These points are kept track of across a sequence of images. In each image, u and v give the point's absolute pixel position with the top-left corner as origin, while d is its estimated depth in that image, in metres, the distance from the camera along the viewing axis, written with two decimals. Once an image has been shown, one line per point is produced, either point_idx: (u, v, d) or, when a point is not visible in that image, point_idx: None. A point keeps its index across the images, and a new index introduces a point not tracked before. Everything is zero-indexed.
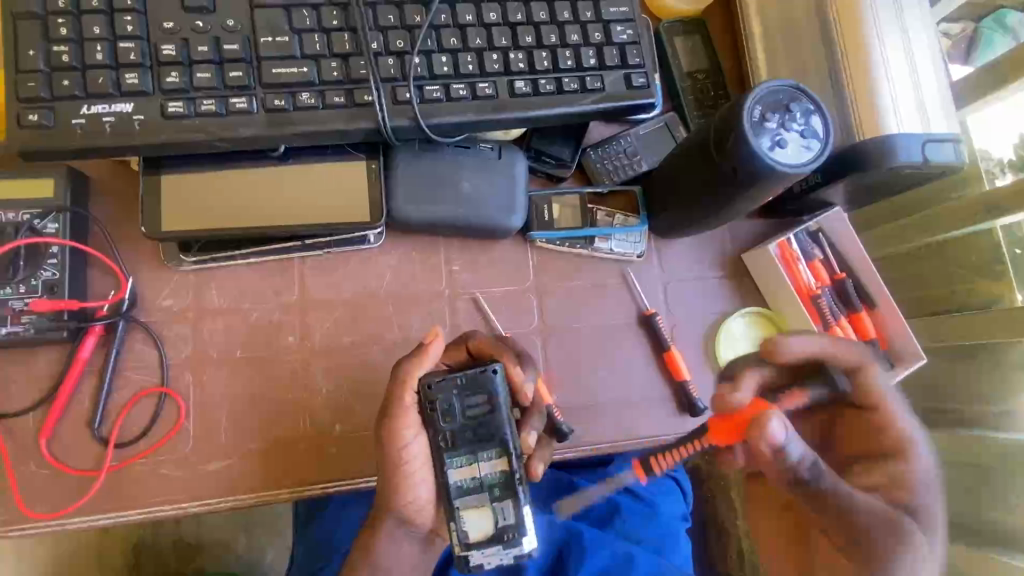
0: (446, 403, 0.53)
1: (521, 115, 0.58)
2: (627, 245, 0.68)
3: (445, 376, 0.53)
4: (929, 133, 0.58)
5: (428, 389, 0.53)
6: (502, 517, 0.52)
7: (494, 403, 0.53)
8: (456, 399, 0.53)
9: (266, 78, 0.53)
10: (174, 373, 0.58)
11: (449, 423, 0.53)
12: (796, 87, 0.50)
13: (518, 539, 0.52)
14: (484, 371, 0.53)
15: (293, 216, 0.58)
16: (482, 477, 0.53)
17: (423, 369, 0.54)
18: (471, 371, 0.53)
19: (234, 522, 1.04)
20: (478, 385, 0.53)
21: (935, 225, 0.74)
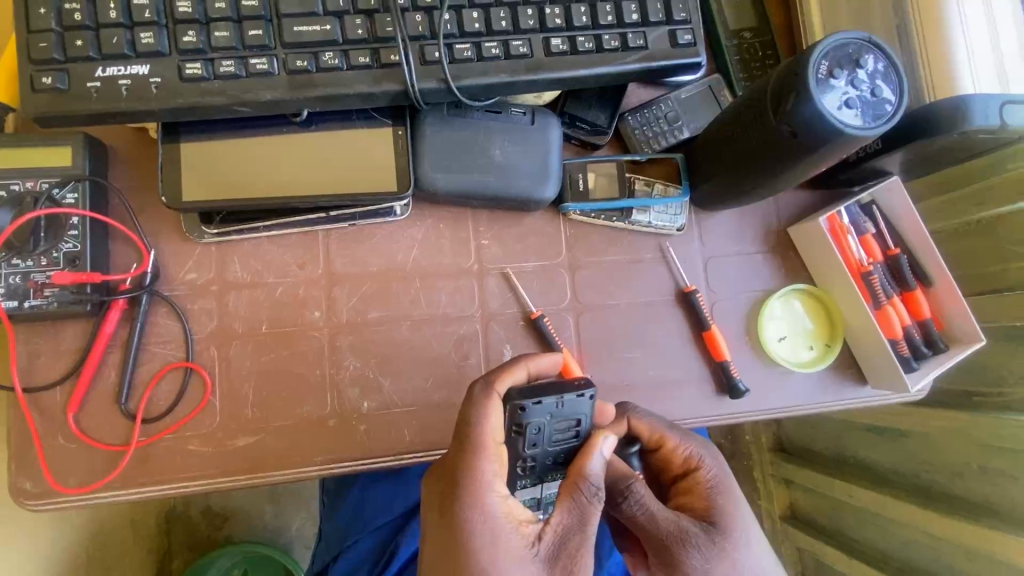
0: (536, 427, 0.48)
1: (556, 75, 0.54)
2: (666, 218, 0.64)
3: (538, 395, 0.48)
4: (1008, 93, 0.52)
5: (520, 409, 0.47)
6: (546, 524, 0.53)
7: (581, 431, 0.49)
8: (546, 419, 0.48)
9: (287, 37, 0.50)
10: (200, 348, 0.56)
11: (531, 442, 0.48)
12: (868, 40, 0.45)
13: None
14: (580, 394, 0.48)
15: (316, 185, 0.55)
16: (542, 496, 0.51)
17: (495, 418, 0.47)
18: (567, 396, 0.48)
19: (261, 493, 1.05)
20: (570, 412, 0.48)
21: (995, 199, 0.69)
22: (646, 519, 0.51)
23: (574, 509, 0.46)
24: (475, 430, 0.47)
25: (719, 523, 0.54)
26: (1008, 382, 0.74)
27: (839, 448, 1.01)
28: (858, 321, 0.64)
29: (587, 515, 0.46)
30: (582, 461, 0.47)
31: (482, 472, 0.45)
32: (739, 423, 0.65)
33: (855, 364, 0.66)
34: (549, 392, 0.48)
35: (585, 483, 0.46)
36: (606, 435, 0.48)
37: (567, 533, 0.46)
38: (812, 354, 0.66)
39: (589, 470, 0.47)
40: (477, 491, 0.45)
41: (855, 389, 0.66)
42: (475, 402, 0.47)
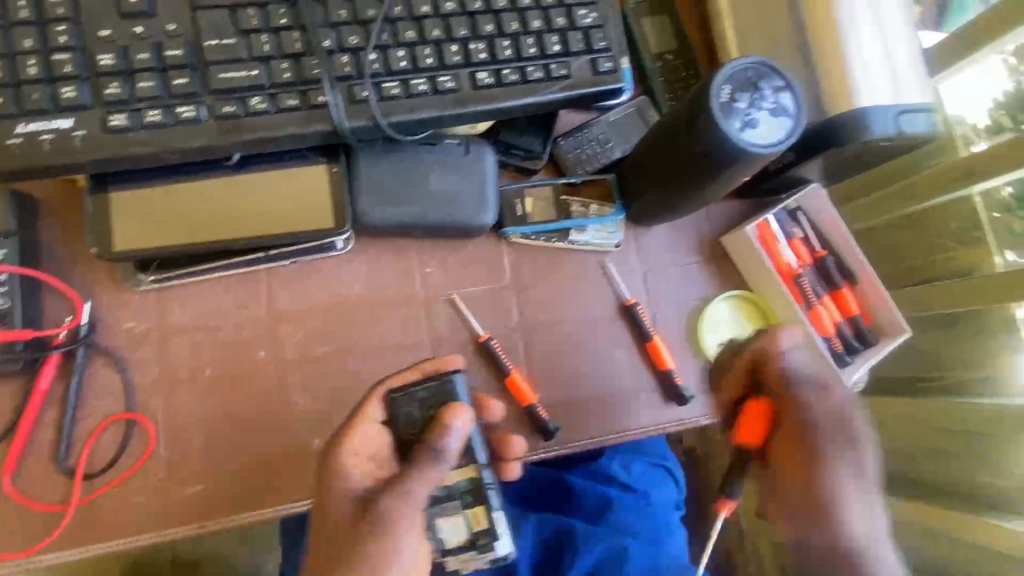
0: (409, 414, 0.53)
1: (485, 107, 0.56)
2: (603, 236, 0.67)
3: (409, 386, 0.54)
4: (902, 103, 0.56)
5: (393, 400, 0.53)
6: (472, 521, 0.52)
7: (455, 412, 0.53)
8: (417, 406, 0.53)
9: (213, 84, 0.50)
10: (141, 398, 0.56)
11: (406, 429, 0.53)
12: (765, 63, 0.48)
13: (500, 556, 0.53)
14: (446, 380, 0.54)
15: (252, 226, 0.55)
16: (450, 487, 0.52)
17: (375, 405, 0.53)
18: (432, 383, 0.54)
19: (227, 537, 1.02)
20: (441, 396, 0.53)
21: (917, 196, 0.74)
22: (818, 405, 0.58)
23: (417, 471, 0.49)
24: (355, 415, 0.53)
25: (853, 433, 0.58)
26: (950, 365, 0.78)
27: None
28: (791, 323, 0.67)
29: (427, 476, 0.49)
30: (438, 430, 0.50)
31: (352, 444, 0.51)
32: (689, 429, 0.67)
33: None
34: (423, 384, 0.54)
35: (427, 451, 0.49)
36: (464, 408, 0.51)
37: (396, 494, 0.49)
38: None
39: (442, 440, 0.50)
40: (350, 459, 0.51)
41: None
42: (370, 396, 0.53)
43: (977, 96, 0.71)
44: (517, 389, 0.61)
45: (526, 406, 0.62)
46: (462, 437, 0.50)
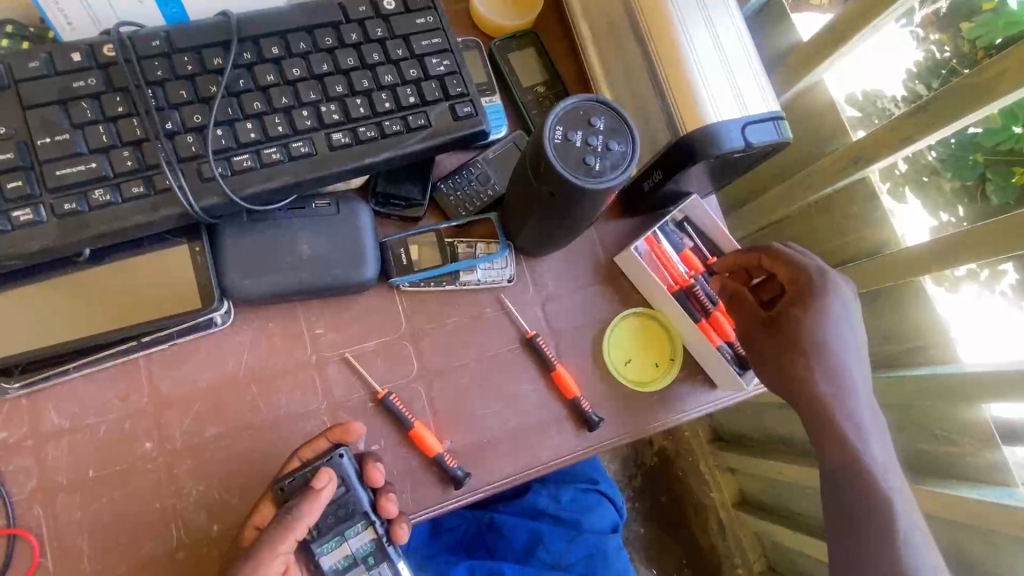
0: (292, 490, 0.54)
1: (344, 167, 0.56)
2: (494, 273, 0.67)
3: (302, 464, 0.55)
4: (749, 115, 0.58)
5: (281, 488, 0.54)
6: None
7: (348, 484, 0.56)
8: (301, 482, 0.54)
9: (50, 182, 0.49)
10: (22, 510, 0.53)
11: None
12: (595, 100, 0.49)
13: None
14: (331, 454, 0.55)
15: (119, 317, 0.54)
16: (354, 552, 0.56)
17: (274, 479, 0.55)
18: (317, 461, 0.55)
19: None
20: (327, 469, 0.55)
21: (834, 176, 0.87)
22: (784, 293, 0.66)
23: (266, 544, 0.51)
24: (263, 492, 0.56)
25: (798, 305, 0.64)
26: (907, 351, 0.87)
27: (762, 427, 1.20)
28: (691, 333, 0.68)
29: (280, 544, 0.51)
30: (307, 496, 0.53)
31: (257, 518, 0.54)
32: (609, 451, 0.67)
33: (702, 369, 0.70)
34: (310, 462, 0.55)
35: (285, 521, 0.52)
36: (329, 469, 0.54)
37: (250, 565, 0.51)
38: (659, 371, 0.69)
39: (301, 508, 0.52)
40: (248, 535, 0.53)
41: (708, 393, 0.70)
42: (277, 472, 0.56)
43: (879, 70, 0.92)
44: (425, 442, 0.61)
45: (433, 456, 0.61)
46: (320, 499, 0.53)
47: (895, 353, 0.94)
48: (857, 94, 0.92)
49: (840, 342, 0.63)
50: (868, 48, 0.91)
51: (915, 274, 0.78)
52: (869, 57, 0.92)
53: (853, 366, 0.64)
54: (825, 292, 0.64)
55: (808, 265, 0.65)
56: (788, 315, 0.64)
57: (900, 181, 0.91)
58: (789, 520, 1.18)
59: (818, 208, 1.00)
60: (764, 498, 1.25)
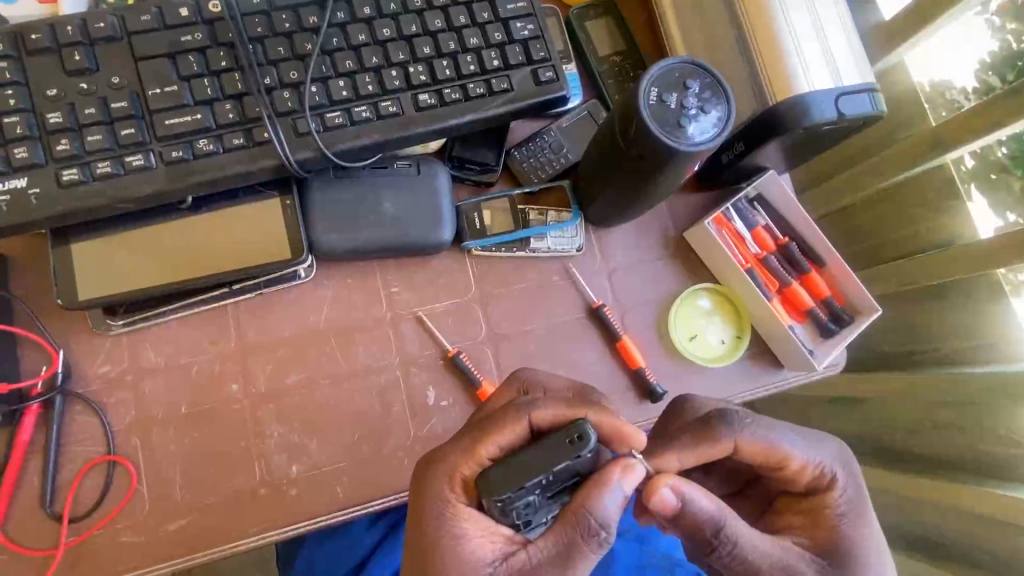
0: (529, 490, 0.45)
1: (429, 127, 0.57)
2: (564, 242, 0.67)
3: (533, 472, 0.44)
4: (841, 86, 0.57)
5: (504, 495, 0.45)
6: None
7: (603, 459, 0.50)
8: (550, 483, 0.46)
9: (160, 131, 0.52)
10: (121, 439, 0.57)
11: (517, 508, 0.46)
12: (690, 62, 0.49)
13: None
14: (581, 453, 0.45)
15: (213, 264, 0.57)
16: None
17: (486, 454, 0.48)
18: (557, 467, 0.44)
19: (249, 561, 1.06)
20: (565, 474, 0.46)
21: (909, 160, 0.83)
22: (745, 561, 0.50)
23: (579, 542, 0.45)
24: (448, 472, 0.49)
25: (835, 552, 0.54)
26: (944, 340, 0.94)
27: (809, 420, 1.18)
28: (760, 312, 0.67)
29: (587, 547, 0.45)
30: (593, 492, 0.45)
31: (465, 526, 0.48)
32: None
33: (769, 349, 0.69)
34: (556, 460, 0.45)
35: (581, 524, 0.45)
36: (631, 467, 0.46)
37: (555, 566, 0.45)
38: (725, 348, 0.69)
39: (597, 505, 0.45)
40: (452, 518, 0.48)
41: (774, 372, 0.69)
42: (477, 451, 0.48)
43: (956, 57, 0.84)
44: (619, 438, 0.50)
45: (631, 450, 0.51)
46: (618, 498, 0.46)
47: (964, 349, 0.91)
48: (926, 83, 0.89)
49: (868, 550, 0.55)
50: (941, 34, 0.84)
51: (983, 268, 0.76)
52: (949, 42, 0.85)
53: (875, 555, 0.55)
54: (847, 511, 0.56)
55: (833, 470, 0.56)
56: (802, 529, 0.56)
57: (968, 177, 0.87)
58: None
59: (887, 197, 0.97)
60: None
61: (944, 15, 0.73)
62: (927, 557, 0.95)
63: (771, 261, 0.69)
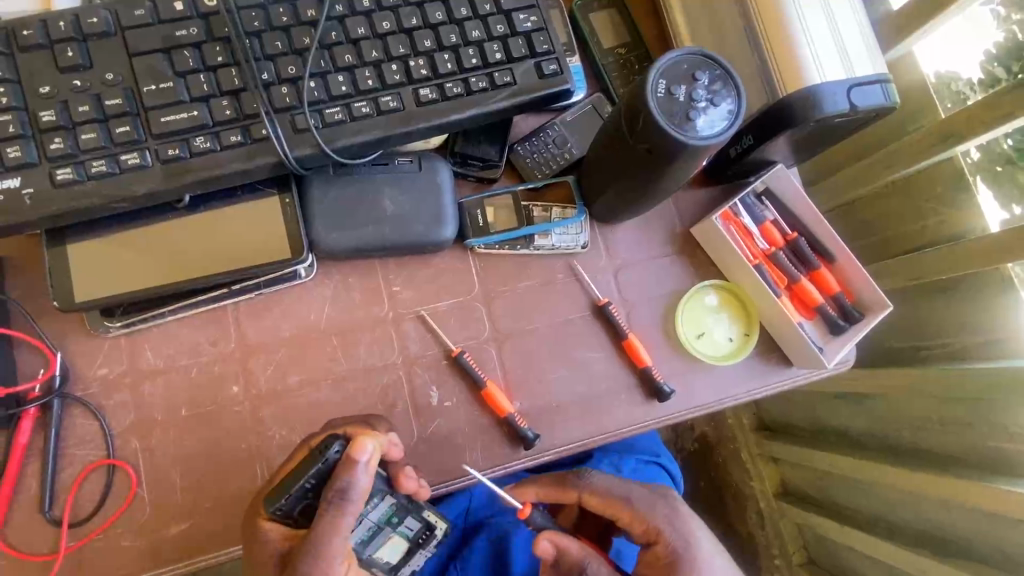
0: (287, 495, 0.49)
1: (431, 123, 0.56)
2: (568, 239, 0.66)
3: (316, 463, 0.49)
4: (853, 77, 0.55)
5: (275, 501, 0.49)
6: (410, 531, 0.59)
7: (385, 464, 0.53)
8: (292, 496, 0.49)
9: (156, 128, 0.51)
10: (120, 442, 0.56)
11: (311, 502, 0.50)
12: (699, 54, 0.47)
13: (432, 533, 0.61)
14: (323, 455, 0.49)
15: (211, 264, 0.56)
16: (376, 522, 0.56)
17: (287, 466, 0.52)
18: (313, 468, 0.49)
19: None
20: (306, 472, 0.49)
21: (920, 153, 0.82)
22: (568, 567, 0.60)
23: (327, 516, 0.48)
24: (268, 485, 0.52)
25: None
26: (952, 333, 0.92)
27: (814, 416, 1.17)
28: (769, 308, 0.66)
29: (341, 519, 0.48)
30: (340, 471, 0.48)
31: (263, 535, 0.51)
32: (676, 423, 0.66)
33: (777, 346, 0.68)
34: (305, 467, 0.50)
35: (332, 506, 0.48)
36: (353, 462, 0.48)
37: (312, 546, 0.48)
38: (733, 345, 0.68)
39: (347, 477, 0.48)
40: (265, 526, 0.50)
41: (783, 370, 0.68)
42: (302, 451, 0.52)
43: (961, 50, 0.82)
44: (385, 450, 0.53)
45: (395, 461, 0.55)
46: (365, 478, 0.48)
47: (973, 345, 0.89)
48: (931, 76, 0.86)
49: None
50: (943, 28, 0.81)
51: (996, 262, 0.75)
52: (950, 32, 0.82)
53: None
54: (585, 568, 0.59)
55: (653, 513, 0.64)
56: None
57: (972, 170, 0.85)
58: (833, 512, 1.15)
59: (894, 190, 0.95)
60: (809, 490, 1.22)
61: (954, 5, 0.71)
62: (934, 554, 0.94)
63: (780, 257, 0.67)
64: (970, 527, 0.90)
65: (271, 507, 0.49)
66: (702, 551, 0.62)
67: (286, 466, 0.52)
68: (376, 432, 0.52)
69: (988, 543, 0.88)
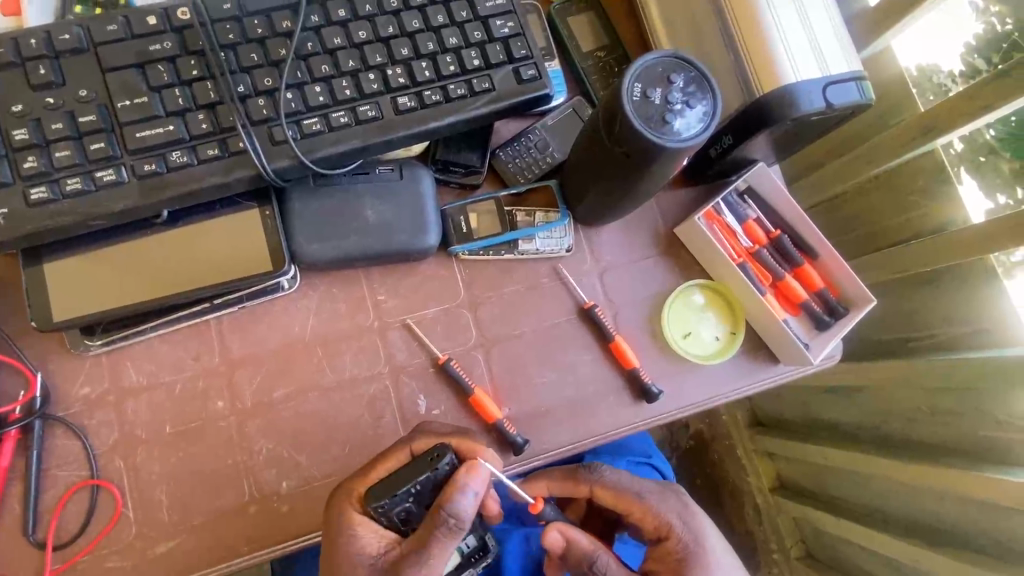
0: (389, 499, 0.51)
1: (410, 131, 0.56)
2: (552, 243, 0.66)
3: (426, 474, 0.51)
4: (828, 75, 0.56)
5: (381, 503, 0.51)
6: (466, 545, 0.60)
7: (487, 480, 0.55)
8: (392, 501, 0.51)
9: (131, 144, 0.51)
10: (104, 462, 0.56)
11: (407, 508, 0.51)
12: (674, 56, 0.47)
13: (484, 556, 0.61)
14: (435, 467, 0.51)
15: (192, 279, 0.56)
16: None
17: (386, 470, 0.52)
18: (421, 478, 0.51)
19: None
20: (415, 482, 0.51)
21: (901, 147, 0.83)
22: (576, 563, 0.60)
23: (435, 532, 0.49)
24: (360, 483, 0.53)
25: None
26: (938, 324, 0.93)
27: (807, 410, 1.18)
28: (754, 306, 0.66)
29: (447, 540, 0.49)
30: (448, 492, 0.49)
31: (358, 532, 0.51)
32: (666, 423, 0.66)
33: (763, 344, 0.68)
34: (410, 475, 0.51)
35: (439, 520, 0.49)
36: (466, 481, 0.49)
37: (414, 558, 0.50)
38: (720, 344, 0.68)
39: (456, 503, 0.49)
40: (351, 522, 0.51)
41: (770, 367, 0.68)
42: (399, 457, 0.53)
43: (940, 43, 0.83)
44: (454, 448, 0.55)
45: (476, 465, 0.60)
46: (475, 499, 0.50)
47: (960, 335, 0.90)
48: (913, 70, 0.87)
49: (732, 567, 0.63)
50: (921, 22, 0.83)
51: (981, 252, 0.75)
52: (929, 27, 0.84)
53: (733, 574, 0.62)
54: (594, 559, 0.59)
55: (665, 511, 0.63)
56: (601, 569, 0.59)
57: (956, 161, 0.85)
58: (829, 505, 1.16)
59: (877, 184, 0.96)
60: (805, 484, 1.22)
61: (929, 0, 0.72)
62: (930, 545, 0.95)
63: (765, 254, 0.68)
64: (964, 516, 0.91)
65: (374, 508, 0.50)
66: (712, 551, 0.62)
67: (385, 468, 0.53)
68: (478, 448, 0.54)
69: (982, 532, 0.88)
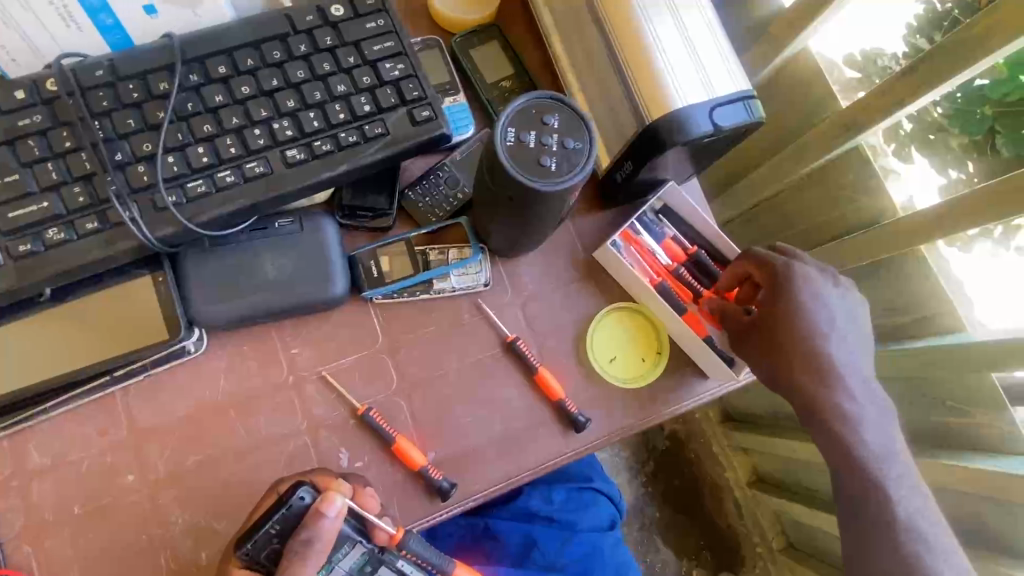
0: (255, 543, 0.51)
1: (301, 185, 0.55)
2: (467, 279, 0.66)
3: (283, 511, 0.51)
4: (715, 97, 0.56)
5: (247, 548, 0.51)
6: None
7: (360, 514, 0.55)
8: (257, 543, 0.51)
9: (4, 226, 0.49)
10: (11, 549, 0.54)
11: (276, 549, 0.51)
12: (547, 98, 0.48)
13: None
14: (288, 503, 0.51)
15: (88, 353, 0.54)
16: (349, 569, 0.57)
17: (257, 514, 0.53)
18: (277, 515, 0.51)
19: None
20: (275, 521, 0.51)
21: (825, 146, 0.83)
22: None
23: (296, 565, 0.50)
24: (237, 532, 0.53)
25: None
26: None
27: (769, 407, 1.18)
28: (675, 325, 0.66)
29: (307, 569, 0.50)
30: (309, 521, 0.50)
31: None
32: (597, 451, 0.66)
33: (690, 362, 0.68)
34: (268, 516, 0.52)
35: (301, 553, 0.50)
36: (322, 509, 0.50)
37: None
38: (645, 365, 0.68)
39: (316, 529, 0.50)
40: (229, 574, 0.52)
41: (698, 385, 0.68)
42: (267, 500, 0.54)
43: (877, 25, 0.82)
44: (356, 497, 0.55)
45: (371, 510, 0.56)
46: (335, 523, 0.51)
47: (903, 324, 0.88)
48: (857, 54, 0.84)
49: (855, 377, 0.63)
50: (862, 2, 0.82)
51: (919, 241, 0.74)
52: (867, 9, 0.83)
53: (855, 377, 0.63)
54: None
55: None
56: None
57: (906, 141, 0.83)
58: (802, 495, 1.16)
59: (811, 180, 0.94)
60: (778, 475, 1.23)
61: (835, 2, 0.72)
62: None
63: (683, 272, 0.68)
64: None
65: (239, 554, 0.51)
66: None
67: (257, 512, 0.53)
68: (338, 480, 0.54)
69: None
